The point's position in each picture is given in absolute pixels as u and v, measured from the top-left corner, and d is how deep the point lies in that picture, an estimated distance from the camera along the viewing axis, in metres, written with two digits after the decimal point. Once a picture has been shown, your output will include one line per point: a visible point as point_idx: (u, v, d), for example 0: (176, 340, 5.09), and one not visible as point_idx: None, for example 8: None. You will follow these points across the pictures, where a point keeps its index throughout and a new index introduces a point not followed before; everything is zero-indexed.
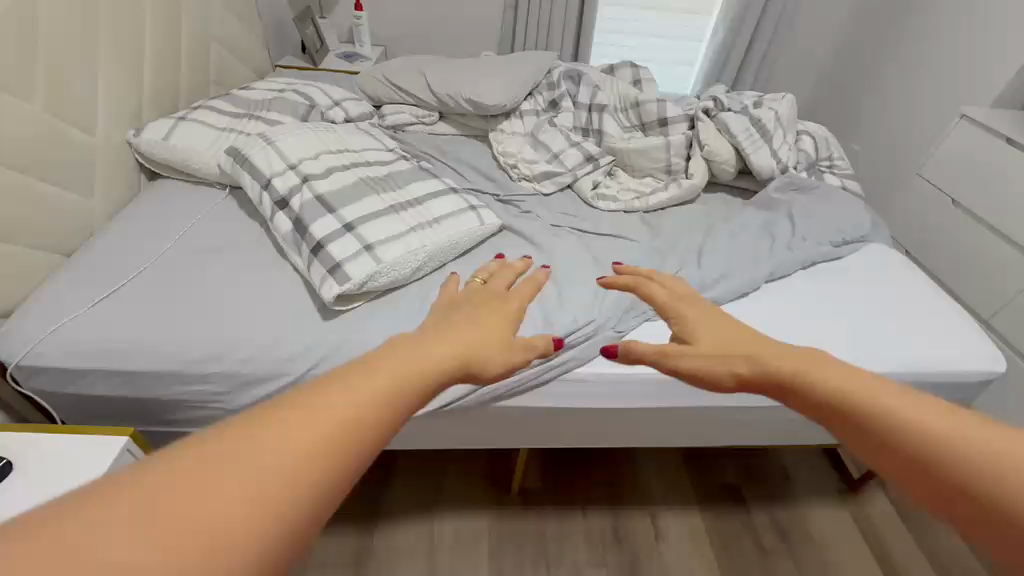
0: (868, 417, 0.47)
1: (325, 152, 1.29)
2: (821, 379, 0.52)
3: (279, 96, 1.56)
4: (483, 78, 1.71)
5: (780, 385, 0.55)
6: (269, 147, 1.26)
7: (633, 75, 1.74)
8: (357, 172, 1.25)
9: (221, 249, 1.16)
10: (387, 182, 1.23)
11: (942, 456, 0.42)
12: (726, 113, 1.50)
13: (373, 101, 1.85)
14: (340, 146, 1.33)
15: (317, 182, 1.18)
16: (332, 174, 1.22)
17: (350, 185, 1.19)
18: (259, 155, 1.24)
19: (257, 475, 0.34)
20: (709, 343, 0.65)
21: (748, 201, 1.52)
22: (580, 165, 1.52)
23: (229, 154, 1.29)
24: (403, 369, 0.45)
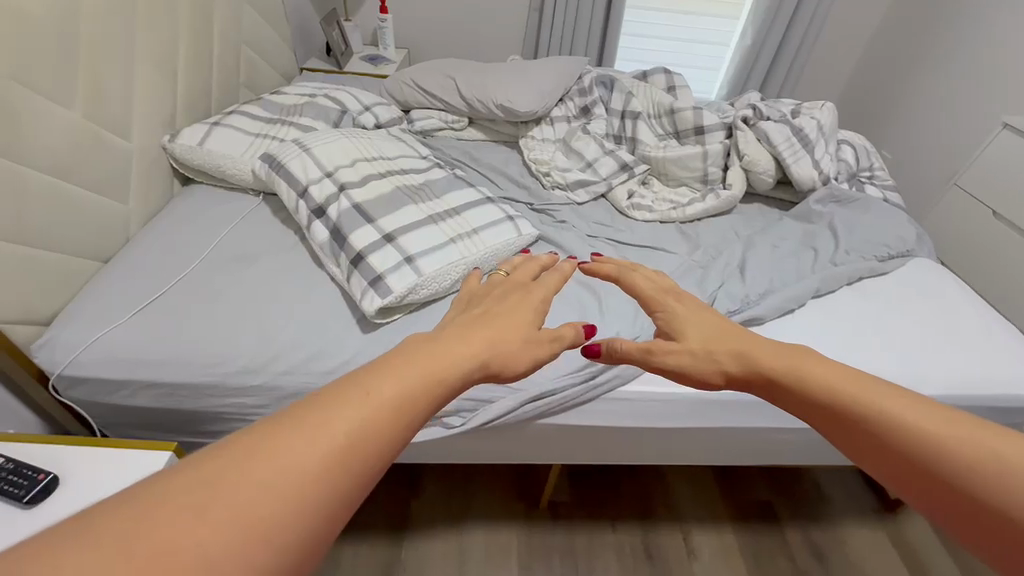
0: (863, 419, 0.49)
1: (361, 159, 1.27)
2: (810, 376, 0.54)
3: (311, 100, 1.55)
4: (514, 84, 1.69)
5: (770, 384, 0.58)
6: (305, 154, 1.25)
7: (667, 81, 1.70)
8: (394, 180, 1.23)
9: (257, 256, 1.15)
10: (424, 191, 1.22)
11: (928, 452, 0.44)
12: (766, 121, 1.46)
13: (402, 105, 1.84)
14: (375, 153, 1.32)
15: (354, 190, 1.17)
16: (368, 182, 1.20)
17: (388, 194, 1.18)
18: (295, 163, 1.24)
19: (265, 488, 0.33)
20: (698, 340, 0.66)
21: (787, 213, 1.48)
22: (615, 173, 1.50)
23: (264, 160, 1.28)
24: (418, 374, 0.43)
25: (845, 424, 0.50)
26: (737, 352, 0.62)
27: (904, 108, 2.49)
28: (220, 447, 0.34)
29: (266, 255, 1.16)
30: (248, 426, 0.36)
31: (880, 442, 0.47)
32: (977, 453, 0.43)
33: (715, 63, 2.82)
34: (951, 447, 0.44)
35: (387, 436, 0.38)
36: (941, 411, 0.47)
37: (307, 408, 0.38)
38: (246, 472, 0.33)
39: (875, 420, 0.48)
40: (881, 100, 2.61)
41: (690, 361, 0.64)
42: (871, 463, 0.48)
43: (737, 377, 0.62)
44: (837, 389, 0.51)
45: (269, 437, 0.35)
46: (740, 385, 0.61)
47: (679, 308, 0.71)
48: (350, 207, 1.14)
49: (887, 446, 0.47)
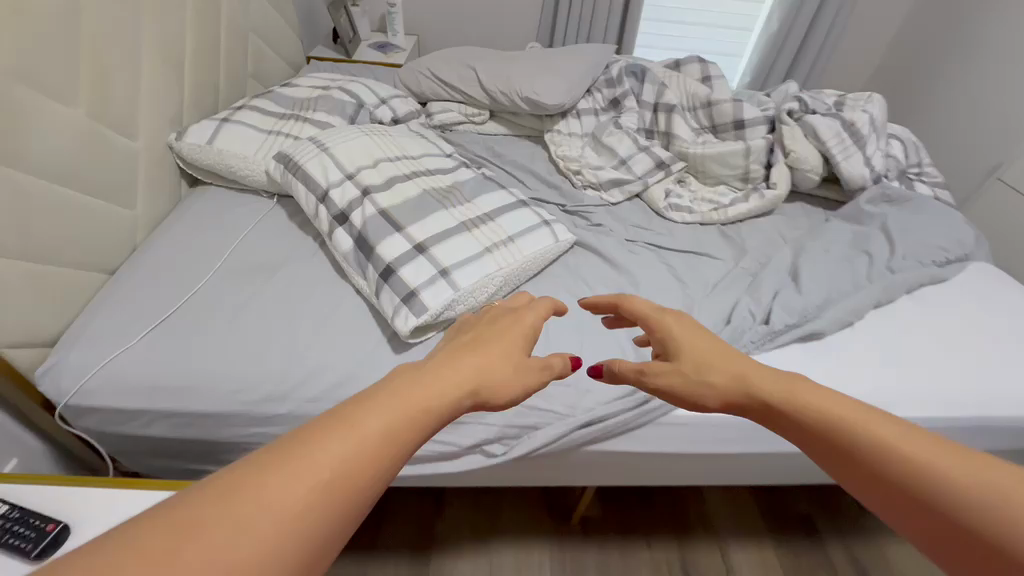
0: (876, 463, 0.42)
1: (383, 159, 1.18)
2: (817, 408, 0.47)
3: (325, 93, 1.45)
4: (539, 74, 1.58)
5: (774, 415, 0.51)
6: (323, 155, 1.16)
7: (702, 71, 1.60)
8: (420, 182, 1.14)
9: (276, 267, 1.07)
10: (453, 194, 1.13)
11: (941, 496, 0.39)
12: (813, 115, 1.36)
13: (418, 97, 1.74)
14: (399, 152, 1.22)
15: (378, 194, 1.08)
16: (393, 185, 1.11)
17: (415, 198, 1.09)
18: (314, 164, 1.14)
19: (231, 541, 0.29)
20: (693, 360, 0.58)
21: (834, 213, 1.39)
22: (650, 171, 1.41)
23: (280, 162, 1.19)
24: (402, 408, 0.39)
25: (852, 461, 0.44)
26: (736, 377, 0.54)
27: (936, 97, 2.39)
28: (178, 502, 0.31)
29: (285, 265, 1.07)
30: (212, 475, 0.32)
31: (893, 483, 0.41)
32: (1001, 499, 0.37)
33: (738, 50, 2.71)
34: (973, 493, 0.38)
35: (369, 476, 0.35)
36: (962, 453, 0.41)
37: (285, 447, 0.34)
38: (203, 532, 0.29)
39: (887, 459, 0.42)
40: (913, 89, 2.51)
41: (680, 383, 0.57)
42: (881, 507, 0.42)
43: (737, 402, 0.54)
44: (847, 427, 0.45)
45: (244, 478, 0.32)
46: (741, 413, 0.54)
47: (674, 323, 0.62)
48: (376, 214, 1.05)
49: (904, 489, 0.41)
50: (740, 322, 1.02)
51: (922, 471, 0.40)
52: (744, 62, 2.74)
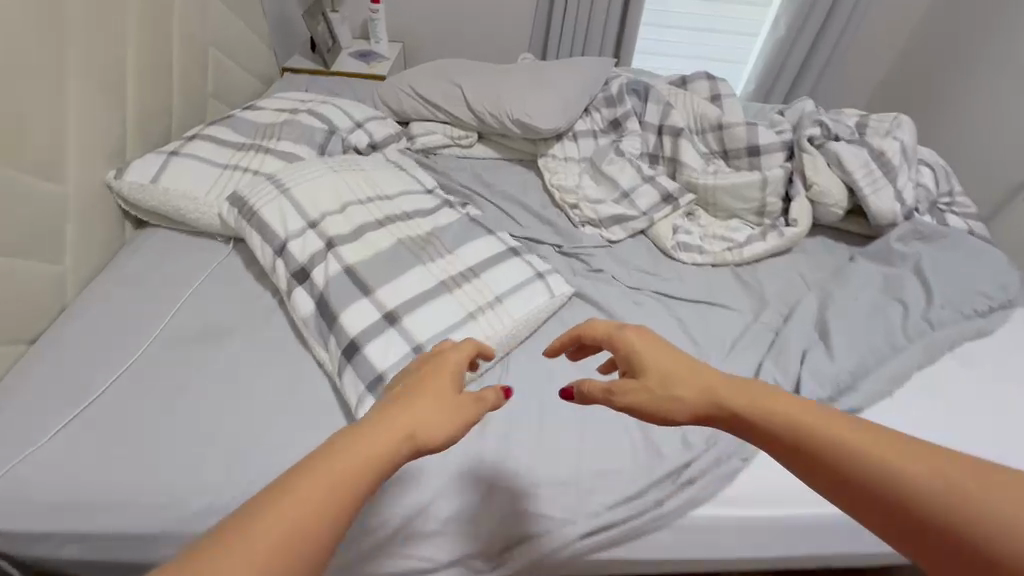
0: (824, 451, 0.52)
1: (352, 202, 1.03)
2: (772, 410, 0.57)
3: (292, 117, 1.29)
4: (532, 93, 1.43)
5: (737, 418, 0.59)
6: (283, 199, 1.01)
7: (711, 89, 1.45)
8: (394, 229, 0.99)
9: (227, 332, 0.92)
10: (432, 243, 0.98)
11: (875, 475, 0.49)
12: (836, 142, 1.22)
13: (399, 117, 1.59)
14: (371, 191, 1.07)
15: (344, 247, 0.93)
16: (363, 234, 0.96)
17: (387, 251, 0.94)
18: (271, 210, 0.99)
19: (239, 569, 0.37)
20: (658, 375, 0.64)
21: (860, 251, 1.26)
22: (656, 205, 1.26)
23: (235, 206, 1.04)
24: (322, 484, 0.42)
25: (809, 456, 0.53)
26: (704, 390, 0.62)
27: (943, 107, 2.19)
28: None
29: (239, 329, 0.92)
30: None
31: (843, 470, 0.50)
32: (921, 471, 0.47)
33: (742, 57, 2.55)
34: (897, 468, 0.48)
35: (344, 500, 0.42)
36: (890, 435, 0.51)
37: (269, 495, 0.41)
38: None
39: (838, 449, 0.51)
40: (923, 95, 2.30)
41: (651, 399, 0.63)
42: (826, 487, 0.52)
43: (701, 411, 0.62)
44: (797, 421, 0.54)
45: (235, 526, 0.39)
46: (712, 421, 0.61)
47: (640, 341, 0.68)
48: (342, 273, 0.90)
49: (849, 474, 0.50)
50: None
51: (866, 457, 0.50)
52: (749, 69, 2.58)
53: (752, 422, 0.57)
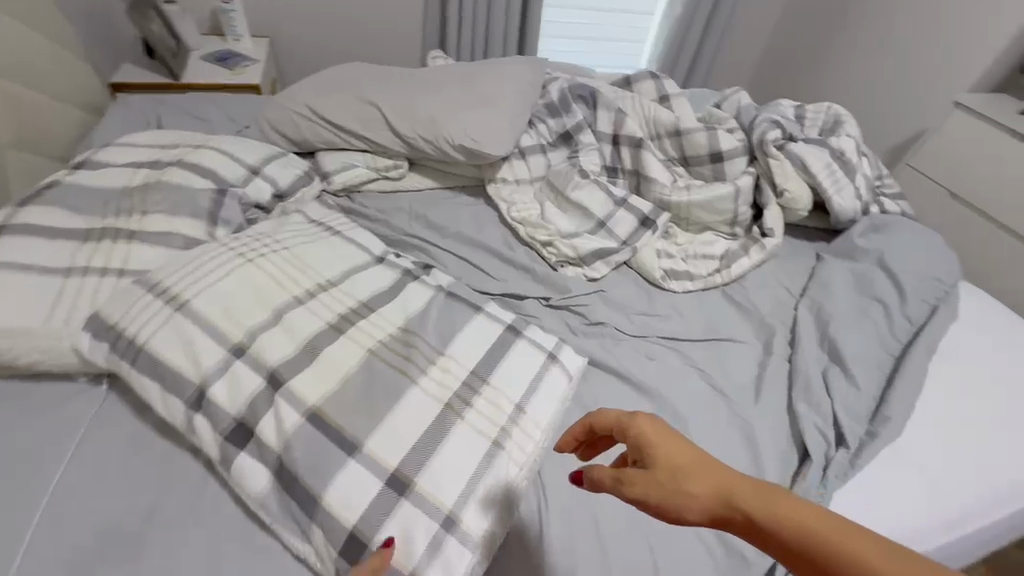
0: None
1: (287, 304, 0.76)
2: (831, 542, 0.38)
3: (159, 175, 0.93)
4: (469, 110, 1.22)
5: (777, 541, 0.41)
6: (187, 320, 0.71)
7: (658, 90, 1.35)
8: (355, 334, 0.74)
9: (147, 534, 0.63)
10: (413, 343, 0.75)
11: None
12: (795, 144, 1.20)
13: (300, 148, 1.26)
14: (309, 279, 0.80)
15: (295, 381, 0.67)
16: (316, 353, 0.70)
17: (358, 373, 0.69)
18: (173, 342, 0.69)
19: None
20: (670, 467, 0.46)
21: (824, 248, 1.26)
22: (634, 232, 1.14)
23: (111, 340, 0.71)
24: None
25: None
26: (720, 487, 0.44)
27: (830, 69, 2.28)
28: None
29: (161, 526, 0.64)
30: None
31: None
32: None
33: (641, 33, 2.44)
34: None
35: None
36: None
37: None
38: None
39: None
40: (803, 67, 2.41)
41: (661, 495, 0.45)
42: None
43: (726, 521, 0.43)
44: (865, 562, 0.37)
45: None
46: (726, 528, 0.44)
47: (655, 424, 0.50)
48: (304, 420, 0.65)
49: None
50: (815, 446, 0.83)
51: None
52: (648, 48, 2.48)
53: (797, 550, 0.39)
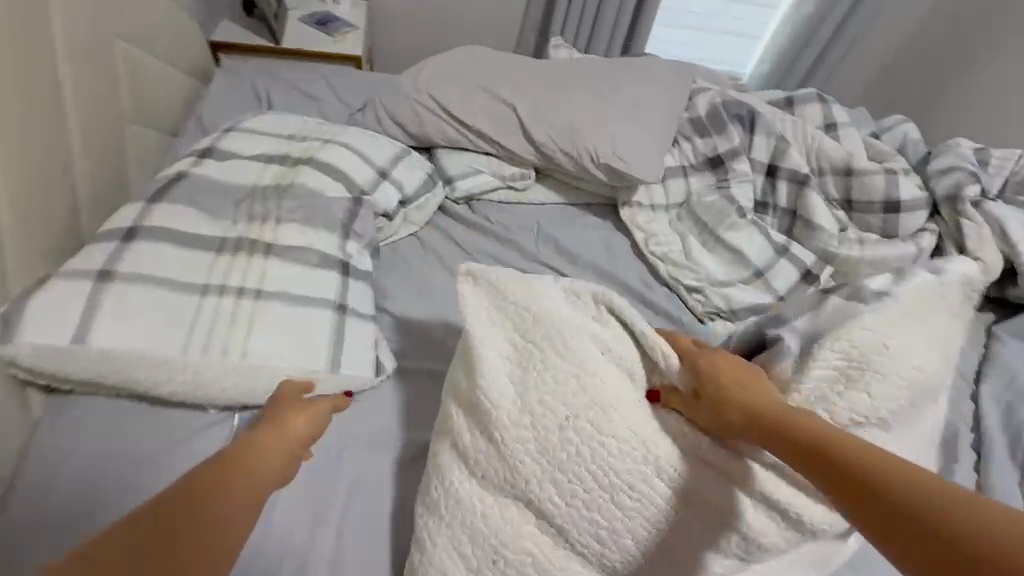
0: (852, 467, 0.46)
1: (532, 354, 0.70)
2: (835, 437, 0.49)
3: (295, 174, 0.87)
4: (612, 119, 1.08)
5: (773, 433, 0.54)
6: (557, 326, 0.70)
7: (825, 116, 1.18)
8: (563, 367, 0.69)
9: None
10: (586, 370, 0.68)
11: (916, 487, 0.42)
12: (993, 203, 1.03)
13: (417, 141, 1.14)
14: (533, 328, 0.71)
15: (561, 400, 0.67)
16: (555, 380, 0.68)
17: (586, 399, 0.67)
18: (516, 350, 0.72)
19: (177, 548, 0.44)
20: (720, 387, 0.61)
21: (993, 322, 1.10)
22: (798, 287, 1.00)
23: (485, 282, 0.74)
24: (228, 475, 0.50)
25: (819, 459, 0.48)
26: (757, 405, 0.57)
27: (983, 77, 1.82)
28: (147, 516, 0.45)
29: None
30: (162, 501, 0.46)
31: (859, 476, 0.45)
32: (956, 517, 0.39)
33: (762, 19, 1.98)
34: (956, 503, 0.40)
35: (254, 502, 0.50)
36: (1002, 511, 0.38)
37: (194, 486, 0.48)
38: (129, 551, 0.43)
39: (885, 477, 0.43)
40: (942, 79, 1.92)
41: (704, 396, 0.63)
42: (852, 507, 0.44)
43: (762, 421, 0.56)
44: (821, 435, 0.50)
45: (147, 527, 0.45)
46: (750, 431, 0.57)
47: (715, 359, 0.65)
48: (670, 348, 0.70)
49: (915, 514, 0.40)
50: None
51: (892, 471, 0.44)
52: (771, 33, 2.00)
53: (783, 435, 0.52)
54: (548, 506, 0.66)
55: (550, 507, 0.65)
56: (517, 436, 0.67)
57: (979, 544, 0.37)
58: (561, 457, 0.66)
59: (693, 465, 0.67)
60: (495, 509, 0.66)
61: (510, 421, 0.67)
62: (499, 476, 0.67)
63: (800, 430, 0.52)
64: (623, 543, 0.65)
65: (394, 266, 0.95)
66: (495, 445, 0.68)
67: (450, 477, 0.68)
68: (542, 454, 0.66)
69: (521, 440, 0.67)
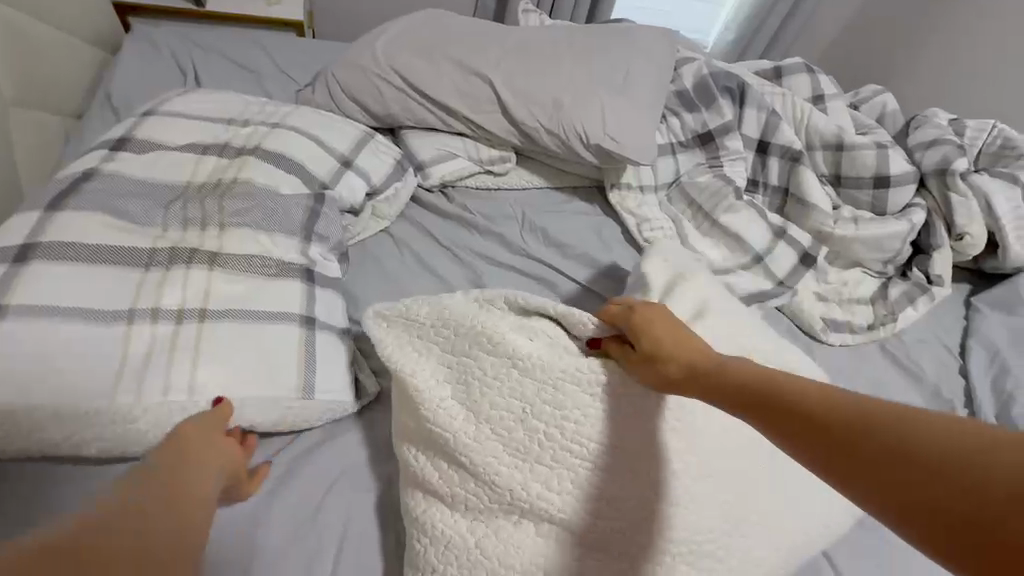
0: (817, 415, 0.39)
1: (465, 361, 0.62)
2: (787, 381, 0.42)
3: (237, 169, 0.74)
4: (598, 94, 0.98)
5: (720, 390, 0.46)
6: (475, 327, 0.62)
7: (813, 88, 1.13)
8: (504, 359, 0.61)
9: None
10: (524, 355, 0.61)
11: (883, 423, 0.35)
12: (979, 177, 1.02)
13: (379, 122, 1.00)
14: (453, 332, 0.63)
15: (518, 394, 0.60)
16: (505, 377, 0.61)
17: (535, 381, 0.60)
18: (443, 365, 0.64)
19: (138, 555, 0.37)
20: (654, 344, 0.53)
21: (973, 293, 1.11)
22: (794, 270, 0.97)
23: (396, 321, 0.65)
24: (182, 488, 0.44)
25: (771, 407, 0.42)
26: (698, 363, 0.49)
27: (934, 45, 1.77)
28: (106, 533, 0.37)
29: None
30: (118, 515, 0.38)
31: (799, 416, 0.39)
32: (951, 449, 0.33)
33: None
34: (938, 427, 0.34)
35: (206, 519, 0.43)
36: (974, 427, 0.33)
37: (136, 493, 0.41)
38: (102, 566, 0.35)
39: (859, 420, 0.37)
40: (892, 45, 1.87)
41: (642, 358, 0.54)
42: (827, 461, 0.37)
43: (704, 377, 0.48)
44: (772, 384, 0.43)
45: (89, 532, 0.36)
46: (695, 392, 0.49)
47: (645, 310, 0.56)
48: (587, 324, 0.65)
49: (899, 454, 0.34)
50: None
51: (859, 413, 0.37)
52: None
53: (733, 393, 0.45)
54: (544, 504, 0.57)
55: (547, 505, 0.57)
56: (484, 449, 0.59)
57: (932, 453, 0.33)
58: (535, 452, 0.59)
59: (718, 481, 0.61)
60: (489, 537, 0.58)
61: (469, 438, 0.60)
62: (480, 499, 0.59)
63: (749, 380, 0.44)
64: (629, 512, 0.58)
65: (363, 268, 0.83)
66: (465, 470, 0.59)
67: (431, 520, 0.59)
68: (516, 457, 0.59)
69: (489, 452, 0.59)
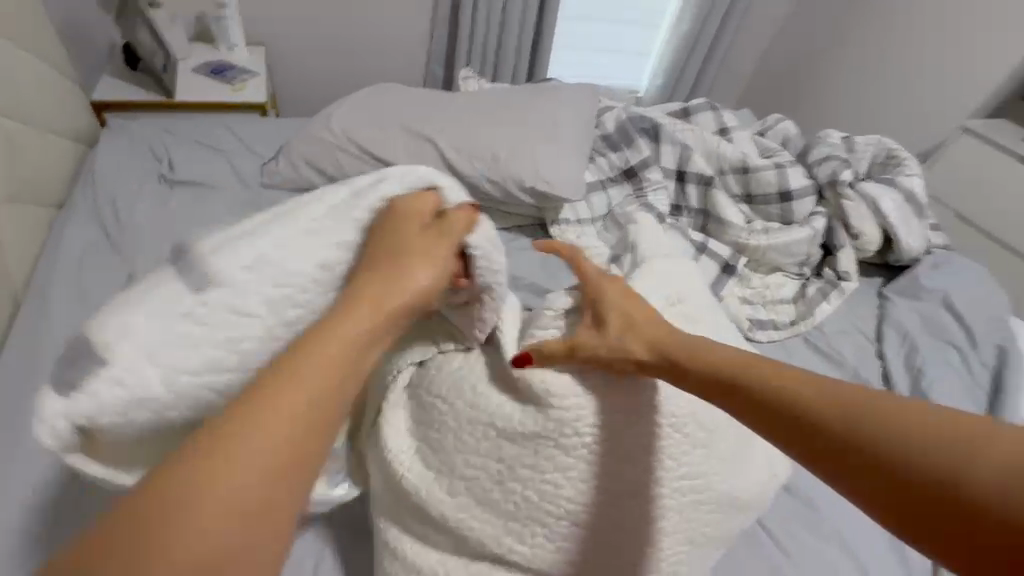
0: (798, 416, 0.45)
1: (441, 409, 0.66)
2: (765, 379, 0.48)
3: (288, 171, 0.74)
4: (531, 144, 1.12)
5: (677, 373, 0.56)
6: (463, 381, 0.66)
7: (718, 123, 1.30)
8: (490, 416, 0.64)
9: None
10: (505, 420, 0.64)
11: (863, 403, 0.42)
12: (866, 184, 1.18)
13: (338, 185, 1.12)
14: (439, 385, 0.67)
15: (495, 456, 0.64)
16: (485, 438, 0.64)
17: (516, 447, 0.64)
18: (420, 409, 0.68)
19: (251, 471, 0.34)
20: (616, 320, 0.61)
21: (882, 284, 1.26)
22: (719, 280, 1.09)
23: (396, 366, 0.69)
24: (330, 365, 0.40)
25: (758, 408, 0.48)
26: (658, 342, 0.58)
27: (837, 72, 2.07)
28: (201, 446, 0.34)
29: None
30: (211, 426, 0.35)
31: (784, 414, 0.46)
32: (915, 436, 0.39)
33: (652, 28, 2.09)
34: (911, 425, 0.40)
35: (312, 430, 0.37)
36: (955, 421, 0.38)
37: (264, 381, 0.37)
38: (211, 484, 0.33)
39: (842, 425, 0.42)
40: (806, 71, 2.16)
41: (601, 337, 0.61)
42: (804, 451, 0.44)
43: (680, 366, 0.55)
44: (765, 379, 0.48)
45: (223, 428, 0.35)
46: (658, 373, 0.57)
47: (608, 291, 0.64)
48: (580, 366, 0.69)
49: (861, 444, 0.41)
50: None
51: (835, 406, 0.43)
52: (657, 50, 2.14)
53: (730, 383, 0.51)
54: (515, 555, 0.65)
55: (517, 556, 0.65)
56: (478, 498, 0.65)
57: (890, 441, 0.39)
58: (507, 509, 0.64)
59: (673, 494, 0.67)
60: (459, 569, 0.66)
61: (442, 492, 0.66)
62: (451, 543, 0.66)
63: (741, 377, 0.50)
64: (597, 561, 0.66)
65: None
66: (438, 520, 0.66)
67: (404, 550, 0.67)
68: (490, 512, 0.65)
69: (462, 507, 0.65)
